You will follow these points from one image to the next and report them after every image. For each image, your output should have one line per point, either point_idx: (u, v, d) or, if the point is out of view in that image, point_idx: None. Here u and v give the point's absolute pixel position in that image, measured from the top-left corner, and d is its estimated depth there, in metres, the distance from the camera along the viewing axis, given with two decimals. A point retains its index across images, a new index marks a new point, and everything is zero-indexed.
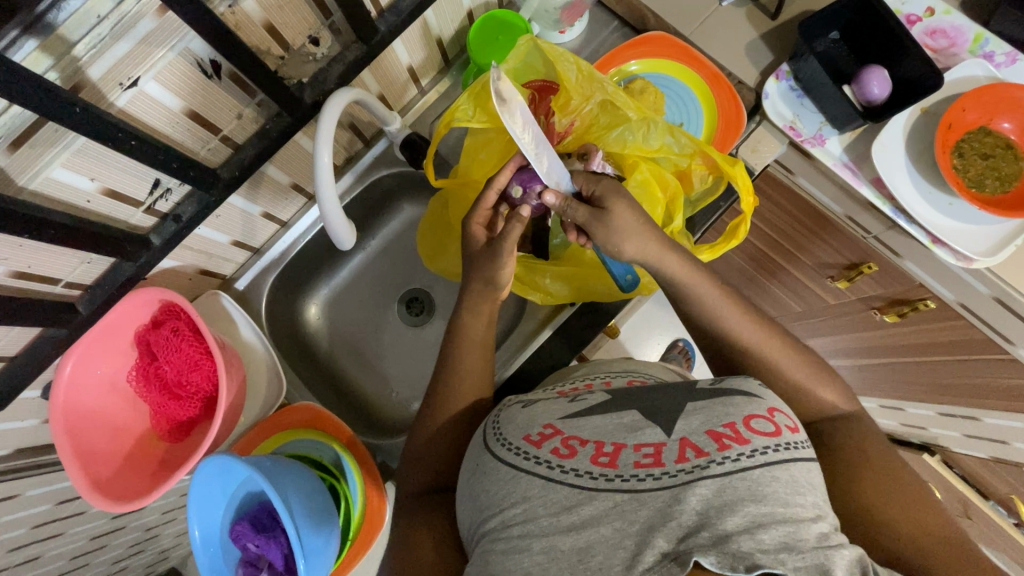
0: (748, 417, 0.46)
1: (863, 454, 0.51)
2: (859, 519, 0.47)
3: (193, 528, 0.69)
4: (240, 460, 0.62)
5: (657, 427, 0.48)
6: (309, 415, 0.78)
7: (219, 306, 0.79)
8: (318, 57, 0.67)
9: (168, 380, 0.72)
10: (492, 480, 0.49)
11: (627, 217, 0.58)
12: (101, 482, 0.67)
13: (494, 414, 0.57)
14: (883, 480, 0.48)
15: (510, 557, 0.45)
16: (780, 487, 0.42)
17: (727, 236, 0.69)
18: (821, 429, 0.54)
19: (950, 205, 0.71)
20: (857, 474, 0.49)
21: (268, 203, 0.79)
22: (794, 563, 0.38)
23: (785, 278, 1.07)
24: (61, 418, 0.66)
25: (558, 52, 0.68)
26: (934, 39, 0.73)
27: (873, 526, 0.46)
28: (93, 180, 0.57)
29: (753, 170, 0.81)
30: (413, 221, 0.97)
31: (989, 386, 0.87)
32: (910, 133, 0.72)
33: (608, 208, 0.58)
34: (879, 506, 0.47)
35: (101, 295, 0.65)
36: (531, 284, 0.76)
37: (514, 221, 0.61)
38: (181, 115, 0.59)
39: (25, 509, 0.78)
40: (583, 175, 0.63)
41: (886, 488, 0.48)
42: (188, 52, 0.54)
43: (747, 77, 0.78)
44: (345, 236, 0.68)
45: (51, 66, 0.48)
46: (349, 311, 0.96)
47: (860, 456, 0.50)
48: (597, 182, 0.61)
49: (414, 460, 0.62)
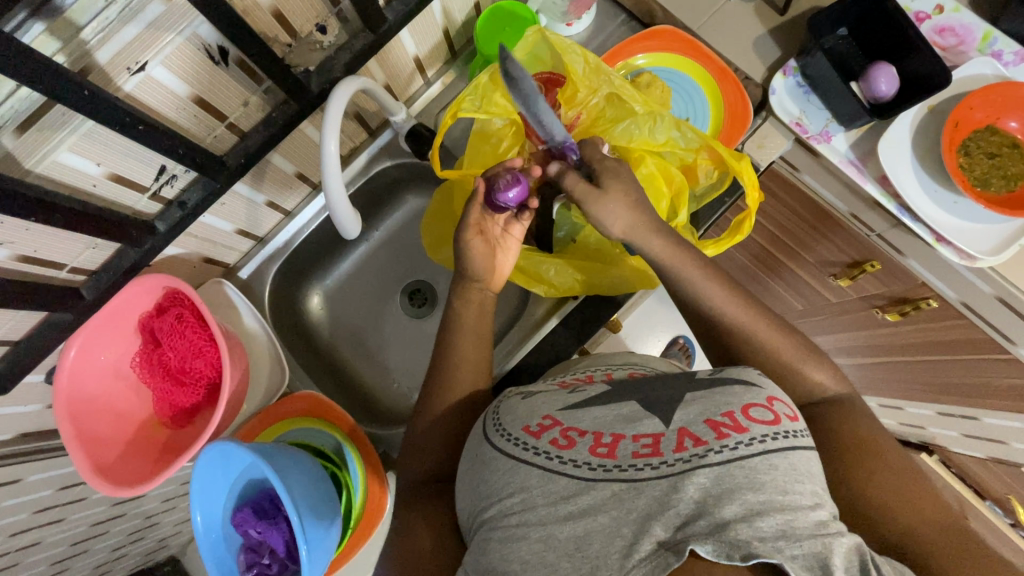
0: (747, 406, 0.46)
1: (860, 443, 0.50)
2: (850, 503, 0.47)
3: (196, 513, 0.68)
4: (242, 446, 0.62)
5: (655, 418, 0.48)
6: (308, 405, 0.79)
7: (221, 294, 0.78)
8: (325, 45, 0.67)
9: (171, 367, 0.72)
10: (492, 470, 0.49)
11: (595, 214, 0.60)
12: (104, 467, 0.67)
13: (494, 405, 0.57)
14: (878, 464, 0.48)
15: (509, 545, 0.45)
16: (778, 475, 0.42)
17: (732, 231, 0.69)
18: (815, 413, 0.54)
19: (956, 204, 0.71)
20: (850, 460, 0.49)
21: (273, 192, 0.79)
22: (791, 551, 0.39)
23: (786, 275, 1.07)
24: (64, 402, 0.66)
25: (566, 43, 0.69)
26: (942, 36, 0.73)
27: (867, 511, 0.46)
28: (99, 165, 0.57)
29: (759, 165, 0.81)
30: (416, 212, 0.97)
31: (986, 385, 0.87)
32: (917, 131, 0.72)
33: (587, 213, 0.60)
34: (871, 490, 0.47)
35: (106, 280, 0.65)
36: (536, 275, 0.76)
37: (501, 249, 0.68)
38: (188, 101, 0.59)
39: (28, 494, 0.78)
40: (571, 176, 0.62)
41: (880, 472, 0.48)
42: (195, 37, 0.54)
43: (755, 72, 0.78)
44: (351, 224, 0.68)
45: (59, 49, 0.48)
46: (351, 302, 0.96)
47: (853, 441, 0.50)
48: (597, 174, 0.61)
49: (417, 449, 0.62)
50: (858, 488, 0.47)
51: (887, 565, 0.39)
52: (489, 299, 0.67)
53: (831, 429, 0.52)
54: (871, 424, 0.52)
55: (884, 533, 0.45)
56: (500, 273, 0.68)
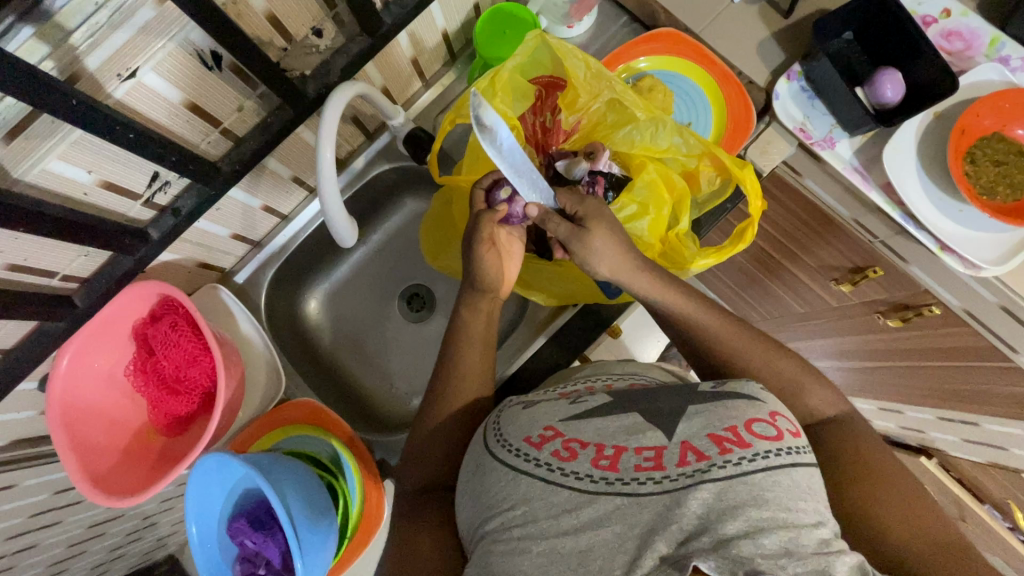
0: (749, 421, 0.45)
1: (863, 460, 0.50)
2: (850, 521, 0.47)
3: (191, 525, 0.67)
4: (236, 457, 0.62)
5: (658, 430, 0.47)
6: (305, 413, 0.78)
7: (218, 300, 0.78)
8: (321, 48, 0.66)
9: (167, 375, 0.72)
10: (492, 482, 0.49)
11: (597, 223, 0.59)
12: (101, 476, 0.67)
13: (494, 414, 0.56)
14: (881, 481, 0.48)
15: (510, 559, 0.44)
16: (782, 492, 0.41)
17: (733, 240, 0.68)
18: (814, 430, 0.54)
19: (961, 213, 0.70)
20: (849, 473, 0.49)
21: (268, 196, 0.77)
22: (795, 569, 0.38)
23: (787, 278, 1.06)
24: (59, 411, 0.66)
25: (566, 48, 0.67)
26: (949, 41, 0.72)
27: (866, 527, 0.46)
28: (90, 173, 0.55)
29: (761, 170, 0.79)
30: (415, 215, 0.96)
31: (987, 392, 0.87)
32: (922, 137, 0.71)
33: (588, 222, 0.59)
34: (875, 509, 0.46)
35: (98, 288, 0.64)
36: (533, 284, 0.77)
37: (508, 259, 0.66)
38: (181, 107, 0.58)
39: (23, 499, 0.78)
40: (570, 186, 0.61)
41: (883, 490, 0.47)
42: (188, 43, 0.53)
43: (758, 76, 0.77)
44: (347, 232, 0.67)
45: (48, 55, 0.47)
46: (349, 305, 0.95)
47: (856, 458, 0.50)
48: (580, 202, 0.60)
49: (415, 460, 0.61)
50: (857, 504, 0.47)
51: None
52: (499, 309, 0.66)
53: (835, 446, 0.51)
54: (873, 441, 0.51)
55: (888, 552, 0.45)
56: (509, 279, 0.67)
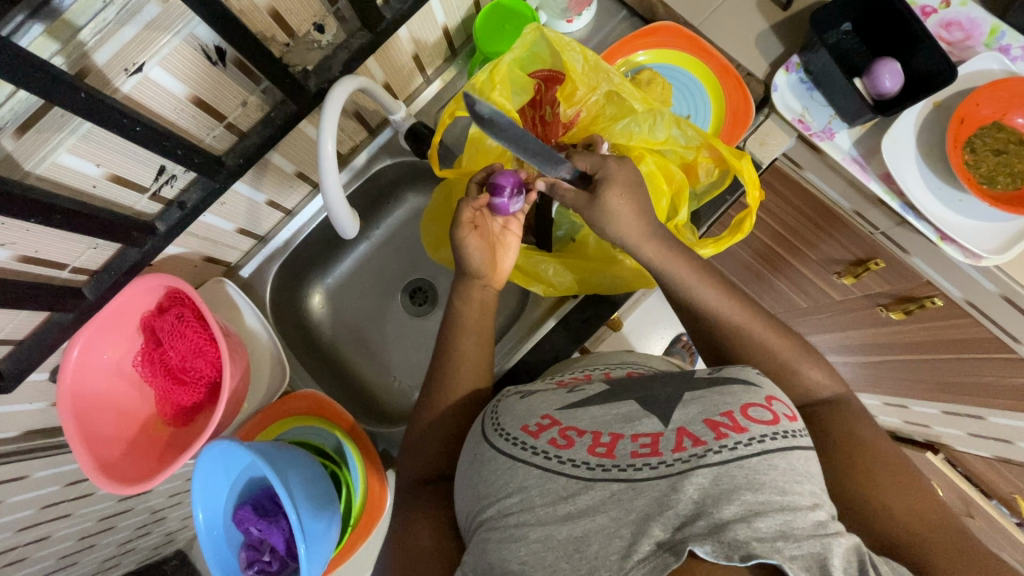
0: (746, 406, 0.45)
1: (859, 440, 0.49)
2: (848, 504, 0.47)
3: (198, 511, 0.68)
4: (241, 445, 0.63)
5: (654, 417, 0.48)
6: (308, 403, 0.79)
7: (223, 293, 0.79)
8: (323, 44, 0.67)
9: (172, 365, 0.73)
10: (490, 470, 0.49)
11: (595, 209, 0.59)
12: (109, 463, 0.68)
13: (493, 403, 0.57)
14: (876, 464, 0.48)
15: (506, 546, 0.45)
16: (778, 476, 0.42)
17: (732, 229, 0.69)
18: (814, 415, 0.53)
19: (961, 202, 0.70)
20: (848, 456, 0.49)
21: (274, 191, 0.79)
22: (791, 552, 0.39)
23: (790, 272, 1.06)
24: (68, 401, 0.67)
25: (564, 41, 0.68)
26: (948, 31, 0.72)
27: (864, 511, 0.46)
28: (98, 166, 0.57)
29: (760, 163, 0.80)
30: (418, 210, 0.97)
31: (991, 384, 0.86)
32: (922, 127, 0.71)
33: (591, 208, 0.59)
34: (871, 491, 0.46)
35: (108, 280, 0.66)
36: (534, 274, 0.77)
37: (500, 251, 0.69)
38: (186, 102, 0.59)
39: (35, 490, 0.79)
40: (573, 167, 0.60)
41: (880, 474, 0.47)
42: (192, 37, 0.54)
43: (756, 68, 0.77)
44: (348, 224, 0.67)
45: (58, 51, 0.48)
46: (352, 300, 0.96)
47: (855, 442, 0.49)
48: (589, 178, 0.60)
49: (415, 448, 0.62)
50: (856, 486, 0.47)
51: (885, 566, 0.39)
52: (491, 297, 0.68)
53: (830, 428, 0.52)
54: (871, 425, 0.51)
55: (883, 534, 0.44)
56: (502, 270, 0.69)
